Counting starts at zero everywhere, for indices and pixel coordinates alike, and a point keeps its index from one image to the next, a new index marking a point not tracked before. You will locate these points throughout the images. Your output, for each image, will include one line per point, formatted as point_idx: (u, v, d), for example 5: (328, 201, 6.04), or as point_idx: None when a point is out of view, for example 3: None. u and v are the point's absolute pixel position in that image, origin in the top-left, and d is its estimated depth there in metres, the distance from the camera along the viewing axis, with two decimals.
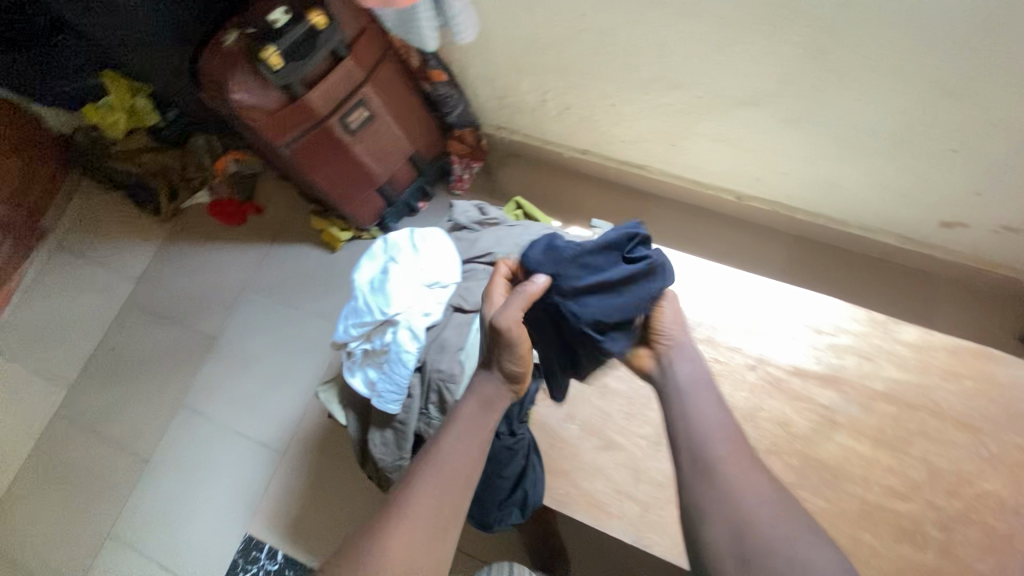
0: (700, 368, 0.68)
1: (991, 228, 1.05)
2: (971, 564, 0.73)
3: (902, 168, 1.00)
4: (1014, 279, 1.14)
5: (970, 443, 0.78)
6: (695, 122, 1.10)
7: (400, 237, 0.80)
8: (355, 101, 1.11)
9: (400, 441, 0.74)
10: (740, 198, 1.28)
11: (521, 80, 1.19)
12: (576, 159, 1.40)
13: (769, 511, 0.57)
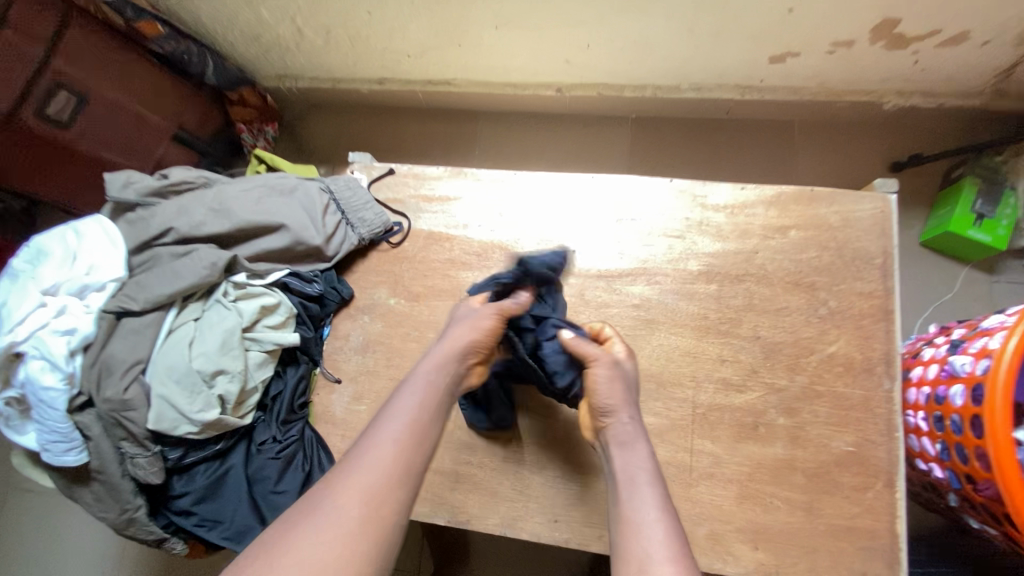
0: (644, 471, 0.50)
1: (823, 51, 0.89)
2: (824, 444, 0.62)
3: (701, 6, 0.83)
4: (869, 103, 1.00)
5: (805, 304, 0.65)
6: (457, 10, 0.91)
7: (43, 240, 0.60)
8: (44, 82, 0.90)
9: (113, 492, 0.59)
10: (561, 90, 1.09)
11: (257, 9, 0.97)
12: (378, 93, 1.20)
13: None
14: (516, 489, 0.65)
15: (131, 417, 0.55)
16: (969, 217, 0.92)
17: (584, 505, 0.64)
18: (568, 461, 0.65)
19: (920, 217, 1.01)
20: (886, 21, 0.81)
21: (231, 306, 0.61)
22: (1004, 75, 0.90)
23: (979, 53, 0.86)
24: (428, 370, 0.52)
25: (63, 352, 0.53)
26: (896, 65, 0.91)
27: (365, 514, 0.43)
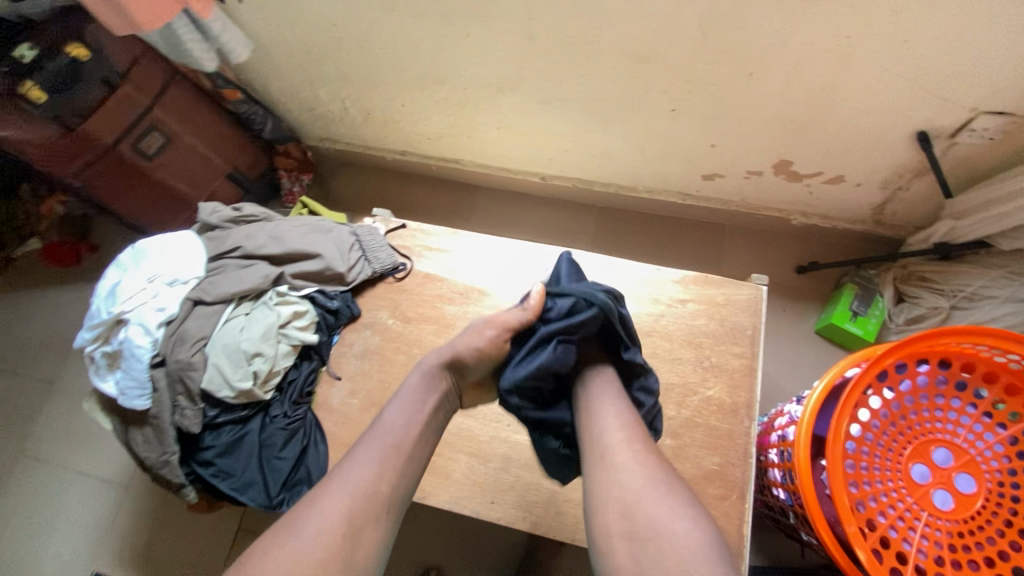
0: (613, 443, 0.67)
1: (741, 176, 1.18)
2: (698, 461, 0.82)
3: (650, 133, 1.12)
4: (780, 218, 1.28)
5: (694, 358, 0.88)
6: (471, 112, 1.20)
7: (149, 244, 0.82)
8: (144, 127, 1.15)
9: (160, 436, 0.78)
10: (545, 178, 1.38)
11: (318, 91, 1.26)
12: (399, 161, 1.48)
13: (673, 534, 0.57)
14: (466, 475, 0.85)
15: (191, 375, 0.76)
16: (847, 314, 1.17)
17: (515, 491, 0.83)
18: (507, 457, 0.85)
19: (816, 310, 1.27)
20: (782, 162, 1.11)
21: (273, 308, 0.83)
22: (876, 211, 1.19)
23: (854, 193, 1.15)
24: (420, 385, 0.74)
25: (155, 322, 0.75)
26: (795, 193, 1.20)
27: (354, 503, 0.61)
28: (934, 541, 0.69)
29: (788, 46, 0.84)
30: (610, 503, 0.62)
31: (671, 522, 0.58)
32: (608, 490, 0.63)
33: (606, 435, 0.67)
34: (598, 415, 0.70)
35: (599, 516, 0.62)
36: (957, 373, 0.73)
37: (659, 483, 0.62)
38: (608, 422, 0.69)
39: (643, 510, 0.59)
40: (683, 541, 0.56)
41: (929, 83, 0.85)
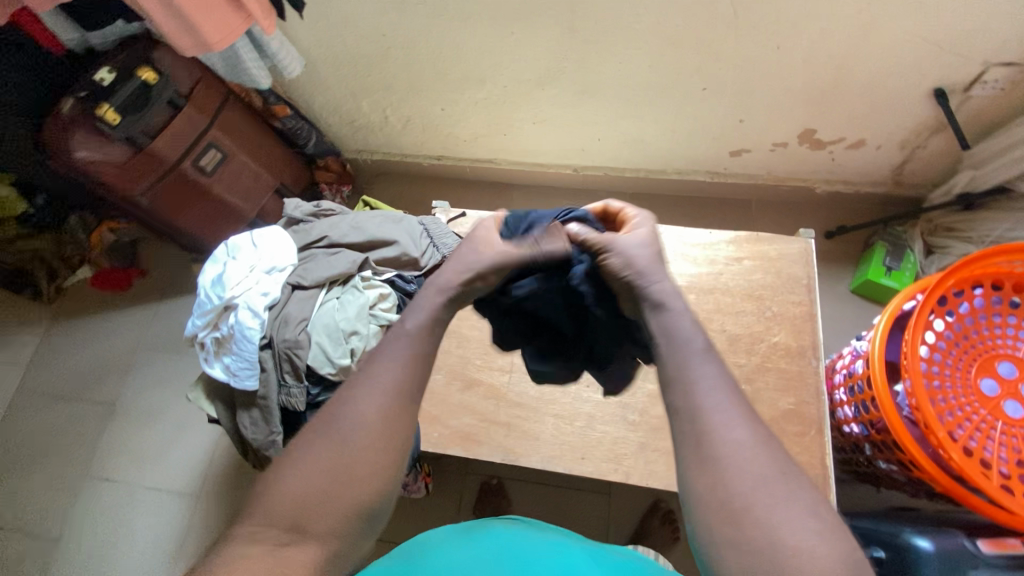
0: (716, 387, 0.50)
1: (767, 149, 1.26)
2: (774, 402, 0.87)
3: (681, 114, 1.20)
4: (805, 188, 1.36)
5: (757, 309, 0.93)
6: (509, 109, 1.27)
7: (241, 239, 0.87)
8: (203, 145, 1.20)
9: (267, 417, 0.81)
10: (577, 170, 1.45)
11: (360, 102, 1.33)
12: (434, 166, 1.55)
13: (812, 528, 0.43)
14: (555, 435, 0.89)
15: (299, 352, 0.80)
16: (882, 270, 1.24)
17: (603, 446, 0.87)
18: (592, 416, 0.90)
19: (849, 271, 1.34)
20: (806, 131, 1.19)
21: (362, 291, 0.86)
22: (897, 172, 1.27)
23: (874, 155, 1.23)
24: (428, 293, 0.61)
25: (261, 306, 0.81)
26: (819, 161, 1.27)
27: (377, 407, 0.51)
28: (1012, 448, 0.74)
29: (813, 16, 0.92)
30: (700, 476, 0.47)
31: (791, 514, 0.44)
32: (702, 475, 0.47)
33: (701, 401, 0.49)
34: (693, 376, 0.50)
35: (696, 500, 0.47)
36: (1010, 293, 0.80)
37: (751, 463, 0.46)
38: (712, 401, 0.49)
39: (741, 506, 0.45)
40: (809, 539, 0.42)
41: (946, 40, 0.93)
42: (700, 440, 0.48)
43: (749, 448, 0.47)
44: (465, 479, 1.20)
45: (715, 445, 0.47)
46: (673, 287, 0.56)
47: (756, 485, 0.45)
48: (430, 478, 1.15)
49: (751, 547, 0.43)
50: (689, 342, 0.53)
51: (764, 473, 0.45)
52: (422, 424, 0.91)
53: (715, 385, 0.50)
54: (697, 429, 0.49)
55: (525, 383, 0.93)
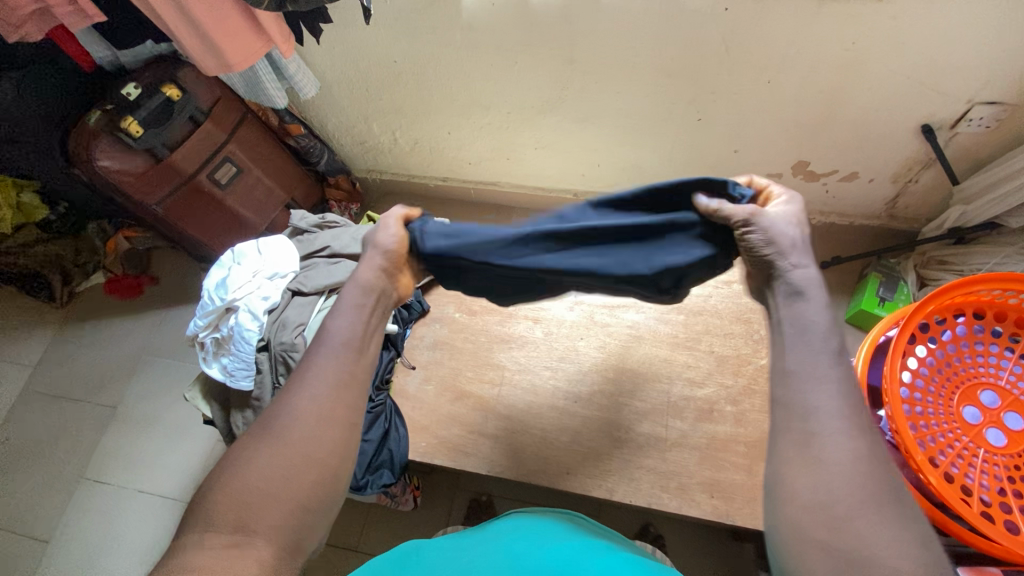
0: (830, 386, 0.52)
1: (762, 179, 1.29)
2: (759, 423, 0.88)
3: (678, 143, 1.24)
4: None
5: (745, 332, 0.96)
6: (513, 134, 1.32)
7: (247, 246, 0.91)
8: (220, 159, 1.27)
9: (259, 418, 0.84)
10: (577, 195, 1.49)
11: (371, 124, 1.39)
12: (440, 188, 1.60)
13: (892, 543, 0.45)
14: (541, 449, 0.90)
15: (294, 355, 0.82)
16: (875, 300, 1.25)
17: (588, 462, 0.88)
18: (578, 431, 0.91)
19: (844, 301, 1.35)
20: (799, 163, 1.22)
21: None
22: (890, 206, 1.29)
23: (867, 188, 1.25)
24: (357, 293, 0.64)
25: (262, 309, 0.84)
26: (813, 193, 1.31)
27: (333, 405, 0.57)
28: (994, 476, 0.74)
29: (802, 52, 0.96)
30: (800, 474, 0.50)
31: (885, 531, 0.46)
32: (802, 475, 0.50)
33: (812, 405, 0.52)
34: (806, 380, 0.53)
35: (785, 504, 0.50)
36: (990, 322, 0.81)
37: (854, 479, 0.48)
38: (819, 405, 0.52)
39: (841, 514, 0.47)
40: (901, 560, 0.45)
41: (932, 78, 0.96)
42: (800, 440, 0.51)
43: (854, 462, 0.49)
44: (455, 495, 1.21)
45: (816, 445, 0.50)
46: (813, 278, 0.57)
47: (855, 499, 0.47)
48: (418, 492, 1.16)
49: (841, 554, 0.46)
50: (812, 344, 0.54)
51: (860, 474, 0.48)
52: (411, 433, 0.93)
53: (834, 391, 0.52)
54: (798, 428, 0.52)
55: (514, 397, 0.95)
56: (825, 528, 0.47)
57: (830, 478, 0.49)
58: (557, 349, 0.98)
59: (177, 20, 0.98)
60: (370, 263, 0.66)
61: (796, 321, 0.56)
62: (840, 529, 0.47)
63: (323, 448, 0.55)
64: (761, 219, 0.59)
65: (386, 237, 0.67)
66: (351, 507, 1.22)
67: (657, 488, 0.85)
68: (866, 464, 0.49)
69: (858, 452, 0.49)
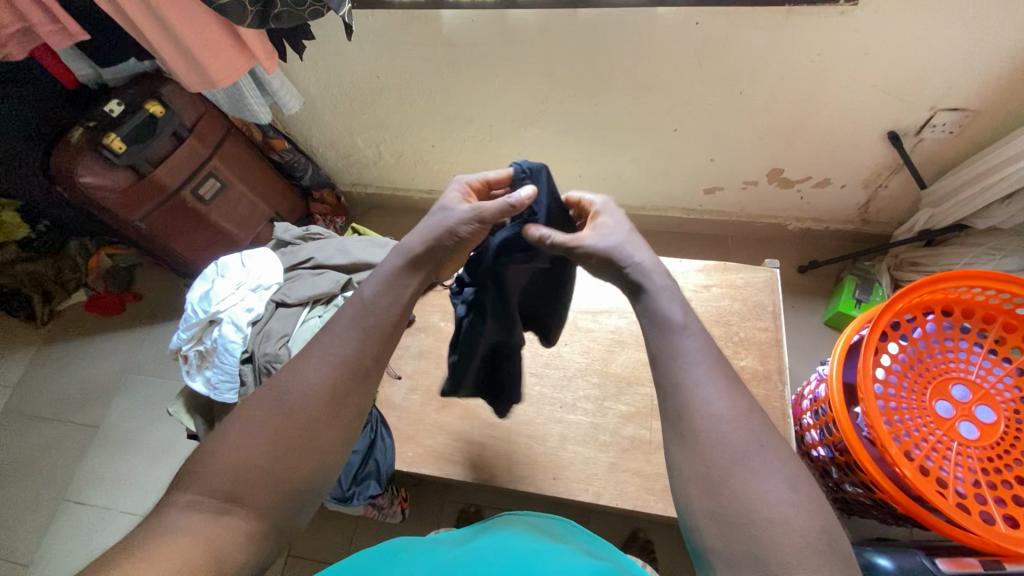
0: (698, 355, 0.53)
1: (739, 186, 1.33)
2: None
3: (656, 153, 1.27)
4: (778, 225, 1.42)
5: (724, 335, 0.96)
6: (495, 147, 1.35)
7: (231, 258, 0.92)
8: (204, 174, 1.27)
9: None
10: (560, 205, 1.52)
11: (355, 138, 1.41)
12: (425, 201, 1.61)
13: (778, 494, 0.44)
14: (527, 455, 0.90)
15: (278, 366, 0.82)
16: (852, 302, 1.28)
17: (574, 466, 0.89)
18: (564, 436, 0.91)
19: (822, 304, 1.38)
20: (773, 170, 1.26)
21: None
22: (862, 211, 1.33)
23: (840, 194, 1.29)
24: (397, 266, 0.62)
25: (245, 320, 0.85)
26: (788, 200, 1.34)
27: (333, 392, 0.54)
28: (968, 468, 0.76)
29: (771, 63, 0.99)
30: (681, 447, 0.49)
31: (765, 481, 0.45)
32: (682, 447, 0.49)
33: (683, 382, 0.51)
34: (676, 354, 0.53)
35: (678, 478, 0.49)
36: (958, 319, 0.84)
37: (733, 438, 0.47)
38: (692, 375, 0.51)
39: (719, 475, 0.46)
40: (784, 510, 0.43)
41: (894, 86, 1.00)
42: (677, 411, 0.51)
43: (728, 422, 0.48)
44: (443, 507, 1.20)
45: (689, 411, 0.50)
46: (670, 288, 0.58)
47: (729, 455, 0.47)
48: (405, 504, 1.15)
49: (730, 519, 0.44)
50: (675, 322, 0.55)
51: (737, 431, 0.48)
52: (397, 443, 0.93)
53: (699, 362, 0.52)
54: (674, 400, 0.51)
55: (500, 404, 0.95)
56: (713, 492, 0.46)
57: (708, 441, 0.48)
58: (541, 355, 0.99)
59: (159, 37, 0.99)
60: (436, 237, 0.62)
61: (655, 321, 0.56)
62: (725, 491, 0.45)
63: (311, 436, 0.52)
64: (608, 239, 0.60)
65: (497, 208, 0.61)
66: (339, 521, 1.21)
67: (642, 490, 0.86)
68: (743, 421, 0.48)
69: (731, 409, 0.49)
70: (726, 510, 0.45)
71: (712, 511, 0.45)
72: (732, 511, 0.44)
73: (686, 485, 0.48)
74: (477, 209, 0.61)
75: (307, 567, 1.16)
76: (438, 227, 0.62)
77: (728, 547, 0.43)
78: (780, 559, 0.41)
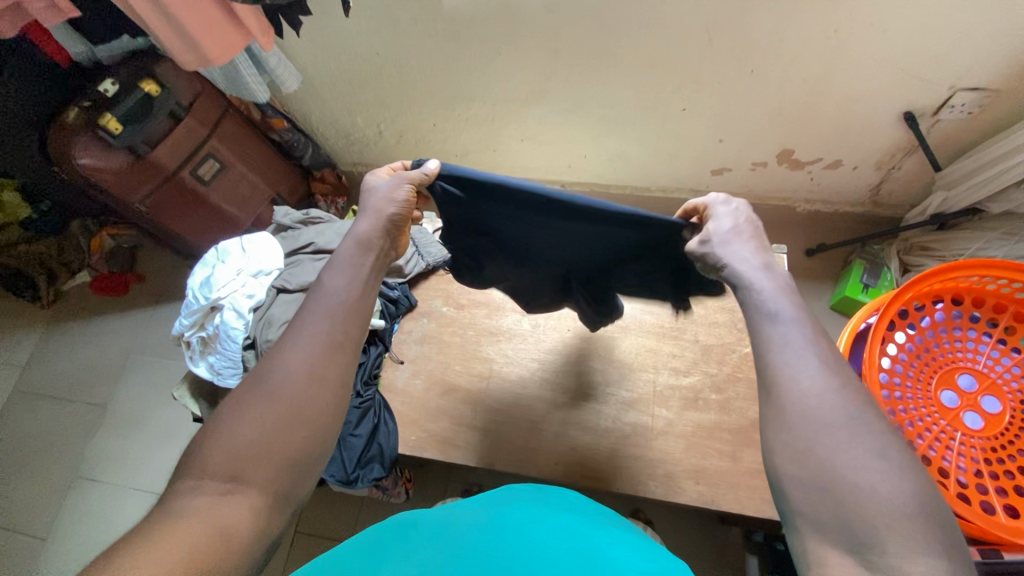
0: (797, 336, 0.50)
1: (747, 168, 1.30)
2: (743, 412, 0.89)
3: (664, 133, 1.24)
4: (786, 207, 1.40)
5: (730, 321, 0.97)
6: (499, 126, 1.32)
7: (231, 243, 0.91)
8: (202, 155, 1.26)
9: None
10: (564, 185, 1.50)
11: (356, 117, 1.38)
12: None
13: (864, 463, 0.43)
14: (529, 439, 0.91)
15: None
16: (859, 286, 1.27)
17: (576, 451, 0.89)
18: (566, 421, 0.92)
19: (828, 287, 1.37)
20: (784, 151, 1.23)
21: None
22: (873, 193, 1.30)
23: (851, 176, 1.26)
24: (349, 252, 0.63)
25: (246, 307, 0.84)
26: (798, 181, 1.31)
27: (315, 363, 0.55)
28: (972, 458, 0.76)
29: (786, 40, 0.96)
30: (772, 422, 0.48)
31: (856, 449, 0.43)
32: (775, 420, 0.48)
33: (776, 360, 0.50)
34: (769, 339, 0.51)
35: (768, 450, 0.48)
36: (969, 308, 0.83)
37: (823, 407, 0.46)
38: (784, 358, 0.50)
39: (806, 446, 0.45)
40: (872, 478, 0.42)
41: (913, 66, 0.97)
42: (771, 386, 0.49)
43: (817, 396, 0.47)
44: (447, 485, 1.22)
45: (784, 387, 0.48)
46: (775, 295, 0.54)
47: (813, 425, 0.46)
48: (410, 483, 1.17)
49: (818, 483, 0.44)
50: (768, 310, 0.53)
51: (827, 400, 0.46)
52: (400, 427, 0.93)
53: (795, 342, 0.50)
54: (764, 375, 0.50)
55: (502, 389, 0.95)
56: (804, 460, 0.45)
57: (801, 416, 0.46)
58: (543, 341, 0.99)
59: (151, 13, 0.96)
60: (380, 210, 0.65)
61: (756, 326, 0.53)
62: (815, 458, 0.44)
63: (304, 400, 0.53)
64: (706, 246, 0.61)
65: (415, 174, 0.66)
66: (344, 499, 1.23)
67: (643, 476, 0.87)
68: (837, 391, 0.46)
69: (826, 381, 0.47)
70: (816, 481, 0.44)
71: (801, 482, 0.44)
72: (823, 480, 0.43)
73: (776, 457, 0.47)
74: (398, 176, 0.66)
75: (315, 544, 1.19)
76: (376, 207, 0.65)
77: (820, 515, 0.43)
78: (870, 525, 0.40)
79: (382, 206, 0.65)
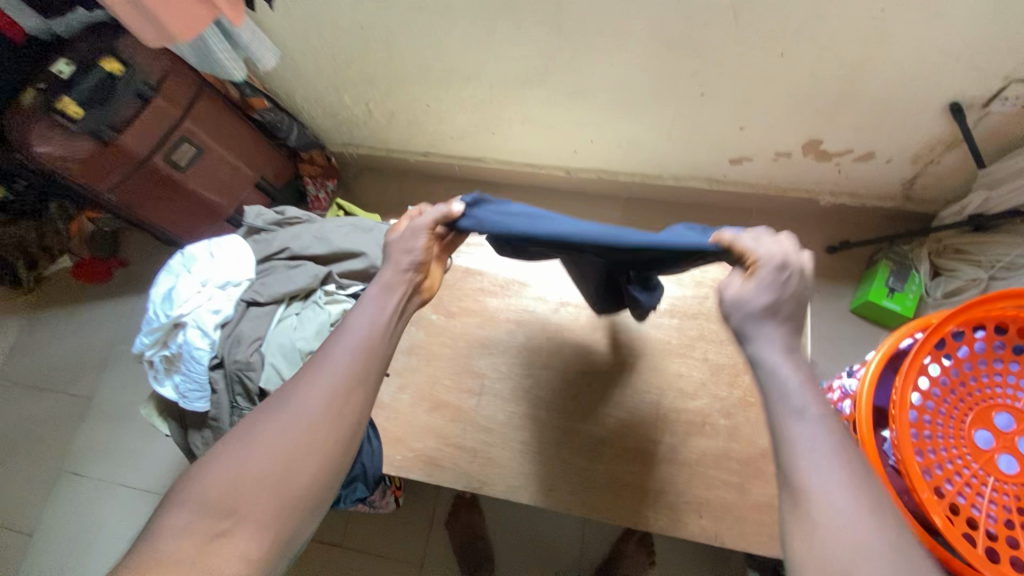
0: (808, 410, 0.48)
1: (769, 158, 1.19)
2: (754, 440, 0.82)
3: (678, 120, 1.13)
4: (809, 199, 1.29)
5: None
6: (498, 108, 1.21)
7: (197, 249, 0.83)
8: (175, 139, 1.16)
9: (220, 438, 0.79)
10: (569, 172, 1.39)
11: (343, 96, 1.27)
12: (422, 163, 1.49)
13: (870, 551, 0.41)
14: (521, 463, 0.85)
15: (250, 374, 0.76)
16: (884, 290, 1.17)
17: (571, 477, 0.83)
18: (561, 444, 0.85)
19: (850, 288, 1.27)
20: (810, 142, 1.11)
21: (324, 307, 0.82)
22: (906, 187, 1.19)
23: (883, 169, 1.15)
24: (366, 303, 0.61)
25: (212, 324, 0.77)
26: (823, 174, 1.20)
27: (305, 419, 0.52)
28: (1004, 507, 0.68)
29: (822, 22, 0.83)
30: (786, 503, 0.45)
31: (861, 537, 0.41)
32: (788, 499, 0.45)
33: (792, 434, 0.47)
34: (779, 412, 0.49)
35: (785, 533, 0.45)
36: (1013, 337, 0.73)
37: (832, 489, 0.44)
38: (797, 432, 0.47)
39: (815, 529, 0.43)
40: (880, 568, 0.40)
41: (967, 53, 0.84)
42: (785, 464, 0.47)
43: (829, 478, 0.44)
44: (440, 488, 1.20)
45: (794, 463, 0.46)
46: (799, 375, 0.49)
47: (822, 506, 0.43)
48: (402, 491, 1.13)
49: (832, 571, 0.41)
50: (792, 403, 0.48)
51: (835, 480, 0.44)
52: (385, 445, 0.88)
53: (806, 417, 0.47)
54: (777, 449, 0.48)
55: (494, 407, 0.89)
56: (812, 544, 0.43)
57: (812, 497, 0.44)
58: (540, 355, 0.92)
59: None
60: (397, 260, 0.64)
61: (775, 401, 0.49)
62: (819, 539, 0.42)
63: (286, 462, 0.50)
64: (731, 297, 0.54)
65: (432, 217, 0.65)
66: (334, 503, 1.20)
67: (643, 506, 0.81)
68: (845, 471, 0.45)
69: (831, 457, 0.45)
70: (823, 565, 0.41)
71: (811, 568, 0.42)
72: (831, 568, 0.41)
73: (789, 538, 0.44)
74: (414, 224, 0.65)
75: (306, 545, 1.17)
76: (394, 257, 0.64)
77: None
78: None
79: (401, 257, 0.64)
